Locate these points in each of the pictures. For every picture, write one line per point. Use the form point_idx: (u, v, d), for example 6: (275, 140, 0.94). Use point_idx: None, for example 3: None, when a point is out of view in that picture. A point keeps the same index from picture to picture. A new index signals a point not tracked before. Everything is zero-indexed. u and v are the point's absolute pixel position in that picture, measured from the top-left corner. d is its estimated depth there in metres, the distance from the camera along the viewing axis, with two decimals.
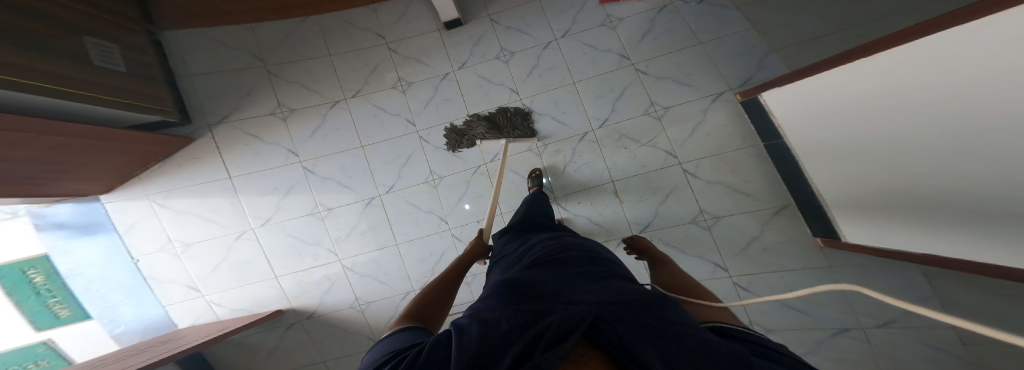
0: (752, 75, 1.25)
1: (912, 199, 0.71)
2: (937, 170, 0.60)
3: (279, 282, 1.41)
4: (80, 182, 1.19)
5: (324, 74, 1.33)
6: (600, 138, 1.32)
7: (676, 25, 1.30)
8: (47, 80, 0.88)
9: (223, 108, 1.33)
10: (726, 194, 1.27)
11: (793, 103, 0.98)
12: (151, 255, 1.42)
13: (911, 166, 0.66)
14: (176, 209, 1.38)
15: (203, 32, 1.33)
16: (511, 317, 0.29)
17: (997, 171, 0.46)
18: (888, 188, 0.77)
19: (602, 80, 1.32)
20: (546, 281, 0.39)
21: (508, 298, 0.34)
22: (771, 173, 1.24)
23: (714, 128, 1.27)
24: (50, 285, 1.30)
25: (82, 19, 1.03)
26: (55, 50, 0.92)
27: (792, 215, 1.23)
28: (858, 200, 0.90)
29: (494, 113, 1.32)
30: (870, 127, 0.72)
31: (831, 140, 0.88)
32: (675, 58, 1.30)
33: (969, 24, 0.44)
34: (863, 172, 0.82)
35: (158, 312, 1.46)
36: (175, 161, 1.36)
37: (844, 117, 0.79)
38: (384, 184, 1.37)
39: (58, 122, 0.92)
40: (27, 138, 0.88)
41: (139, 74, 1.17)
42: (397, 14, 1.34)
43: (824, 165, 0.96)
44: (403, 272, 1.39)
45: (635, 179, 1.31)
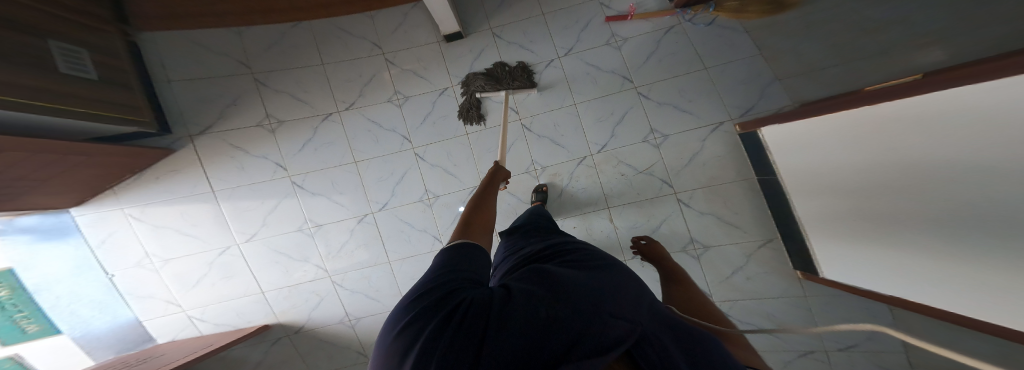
0: (753, 105, 1.25)
1: (894, 256, 0.72)
2: (928, 235, 0.60)
3: (265, 297, 1.35)
4: (47, 195, 1.11)
5: (316, 84, 1.26)
6: (598, 163, 1.30)
7: (683, 48, 1.28)
8: (10, 93, 0.81)
9: (206, 118, 1.25)
10: (715, 224, 1.28)
11: (790, 141, 0.98)
12: (128, 270, 1.34)
13: (902, 224, 0.66)
14: (154, 223, 1.31)
15: (184, 34, 1.23)
16: (543, 314, 0.25)
17: (993, 248, 0.46)
18: (870, 239, 0.78)
19: (603, 102, 1.29)
20: (579, 279, 0.35)
21: (539, 294, 0.30)
22: (759, 205, 1.25)
23: (711, 158, 1.27)
24: (16, 299, 1.22)
25: (49, 20, 0.95)
26: (18, 59, 0.84)
27: (777, 247, 1.24)
28: (831, 239, 0.94)
29: (491, 68, 1.27)
30: (862, 178, 0.72)
31: (821, 184, 0.88)
32: (680, 82, 1.28)
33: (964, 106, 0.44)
34: (846, 218, 0.84)
35: (129, 315, 1.39)
36: (154, 173, 1.28)
37: (838, 165, 0.79)
38: (377, 201, 1.32)
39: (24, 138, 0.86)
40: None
41: (112, 81, 1.08)
42: (394, 23, 1.26)
43: (812, 206, 0.98)
44: (395, 289, 1.35)
45: (629, 206, 1.30)
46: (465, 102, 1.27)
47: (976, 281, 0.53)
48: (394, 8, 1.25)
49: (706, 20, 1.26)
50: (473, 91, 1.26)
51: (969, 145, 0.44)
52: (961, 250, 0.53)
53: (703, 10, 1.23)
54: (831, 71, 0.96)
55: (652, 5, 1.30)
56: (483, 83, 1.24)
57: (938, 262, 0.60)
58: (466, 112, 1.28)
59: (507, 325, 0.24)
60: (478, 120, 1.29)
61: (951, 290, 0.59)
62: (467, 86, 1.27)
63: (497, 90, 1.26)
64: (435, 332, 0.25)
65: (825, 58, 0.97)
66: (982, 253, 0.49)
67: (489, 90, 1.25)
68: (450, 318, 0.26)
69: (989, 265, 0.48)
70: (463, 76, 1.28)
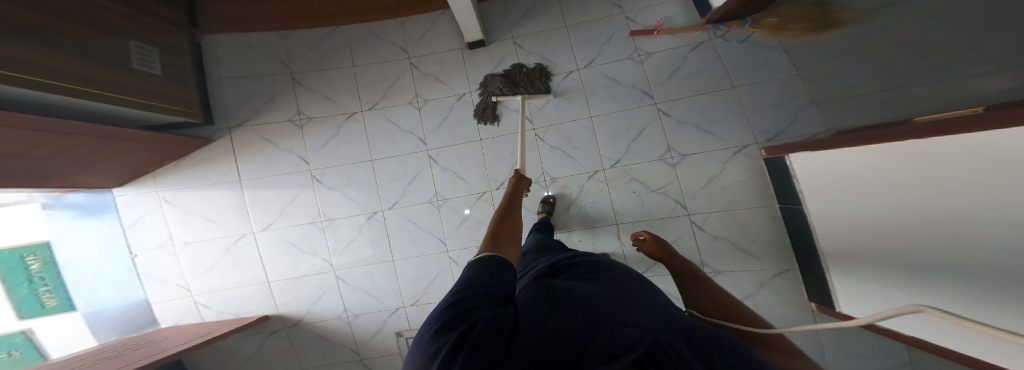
0: (782, 130, 1.24)
1: (908, 278, 0.68)
2: (943, 252, 0.57)
3: (270, 287, 1.35)
4: (94, 174, 1.22)
5: (345, 85, 1.34)
6: (610, 178, 1.30)
7: (710, 65, 1.30)
8: (81, 83, 0.94)
9: (245, 112, 1.36)
10: (727, 250, 1.24)
11: (817, 172, 0.96)
12: (149, 250, 1.39)
13: (921, 240, 0.62)
14: (183, 207, 1.38)
15: (240, 35, 1.37)
16: (560, 323, 0.27)
17: (1006, 257, 0.44)
18: (886, 262, 0.74)
19: (619, 117, 1.32)
20: (592, 293, 0.36)
21: (555, 303, 0.32)
22: (780, 234, 1.21)
23: (730, 183, 1.25)
24: (44, 273, 1.29)
25: (130, 23, 1.11)
26: (95, 54, 0.98)
27: (792, 278, 1.18)
28: (848, 265, 0.89)
29: (511, 69, 1.31)
30: (894, 188, 0.69)
31: (848, 204, 0.84)
32: (701, 101, 1.29)
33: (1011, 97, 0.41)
34: (866, 238, 0.79)
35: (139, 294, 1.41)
36: (190, 160, 1.38)
37: (873, 181, 0.75)
38: (387, 200, 1.35)
39: (84, 125, 0.99)
40: (57, 138, 0.96)
41: (173, 76, 1.22)
42: (423, 28, 1.34)
43: (831, 230, 0.94)
44: (395, 288, 1.32)
45: (639, 223, 1.29)
46: (484, 105, 1.33)
47: (986, 298, 0.50)
48: (424, 16, 1.33)
49: (741, 36, 1.30)
50: (490, 92, 1.31)
51: (1012, 133, 0.41)
52: (974, 262, 0.50)
53: (738, 26, 1.28)
54: (876, 97, 0.94)
55: (681, 20, 1.34)
56: (500, 83, 1.28)
57: (952, 280, 0.56)
58: (484, 114, 1.33)
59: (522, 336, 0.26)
60: (491, 121, 1.34)
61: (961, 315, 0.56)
62: (485, 86, 1.33)
63: (514, 94, 1.29)
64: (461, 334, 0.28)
65: (869, 82, 0.95)
66: (995, 259, 0.46)
67: (506, 93, 1.29)
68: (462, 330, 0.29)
69: (1001, 274, 0.46)
70: (484, 77, 1.32)
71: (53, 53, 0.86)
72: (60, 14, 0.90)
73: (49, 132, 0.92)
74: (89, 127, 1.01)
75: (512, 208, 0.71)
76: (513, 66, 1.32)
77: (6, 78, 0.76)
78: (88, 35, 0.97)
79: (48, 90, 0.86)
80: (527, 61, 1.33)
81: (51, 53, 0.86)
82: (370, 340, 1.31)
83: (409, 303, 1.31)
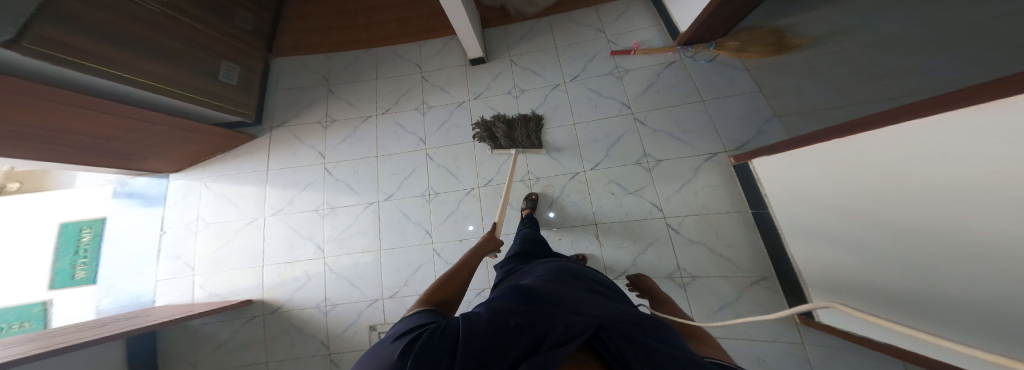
0: (749, 140, 1.19)
1: (921, 247, 0.55)
2: (935, 183, 0.48)
3: (263, 271, 1.40)
4: (160, 160, 1.47)
5: (367, 93, 1.59)
6: (590, 180, 1.25)
7: (681, 81, 1.31)
8: (177, 86, 1.25)
9: (286, 115, 1.63)
10: (704, 255, 1.09)
11: (795, 172, 0.91)
12: (176, 229, 1.54)
13: (915, 182, 0.53)
14: (215, 192, 1.57)
15: (300, 59, 1.74)
16: (517, 316, 0.31)
17: (991, 162, 0.38)
18: (883, 235, 0.63)
19: (601, 124, 1.31)
20: (554, 292, 0.40)
21: (518, 302, 0.35)
22: (756, 242, 1.08)
23: (703, 188, 1.16)
24: (89, 245, 1.48)
25: (227, 49, 1.49)
26: (192, 67, 1.31)
27: (771, 288, 1.02)
28: (849, 264, 0.76)
29: (516, 118, 1.37)
30: (878, 142, 0.62)
31: (834, 184, 0.75)
32: (676, 112, 1.27)
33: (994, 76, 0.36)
34: (855, 213, 0.70)
35: (149, 290, 1.46)
36: (234, 153, 1.62)
37: (854, 148, 0.68)
38: (385, 192, 1.43)
39: (166, 117, 1.26)
40: (144, 126, 1.24)
41: (244, 87, 1.55)
42: (435, 50, 1.61)
43: (816, 219, 0.85)
44: (377, 278, 1.31)
45: (616, 225, 1.18)
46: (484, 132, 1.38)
47: (987, 234, 0.40)
48: (437, 42, 1.62)
49: (708, 56, 1.32)
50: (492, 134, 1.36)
51: None
52: (963, 191, 0.43)
53: (704, 48, 1.31)
54: None
55: (657, 42, 1.39)
56: (502, 130, 1.33)
57: (949, 227, 0.47)
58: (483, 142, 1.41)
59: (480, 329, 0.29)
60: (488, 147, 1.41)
61: (979, 265, 0.44)
62: (488, 128, 1.38)
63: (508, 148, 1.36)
64: (426, 332, 0.31)
65: None
66: (980, 172, 0.40)
67: (502, 143, 1.35)
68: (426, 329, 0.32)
69: (986, 188, 0.39)
70: (485, 87, 1.47)
71: (160, 64, 1.19)
72: (171, 38, 1.24)
73: (134, 118, 1.19)
74: (171, 120, 1.28)
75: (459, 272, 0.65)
76: (519, 115, 1.37)
77: (107, 74, 1.04)
78: (193, 55, 1.32)
79: (148, 89, 1.16)
80: (513, 69, 1.47)
81: (153, 64, 1.17)
82: (343, 333, 1.26)
83: (388, 295, 1.29)
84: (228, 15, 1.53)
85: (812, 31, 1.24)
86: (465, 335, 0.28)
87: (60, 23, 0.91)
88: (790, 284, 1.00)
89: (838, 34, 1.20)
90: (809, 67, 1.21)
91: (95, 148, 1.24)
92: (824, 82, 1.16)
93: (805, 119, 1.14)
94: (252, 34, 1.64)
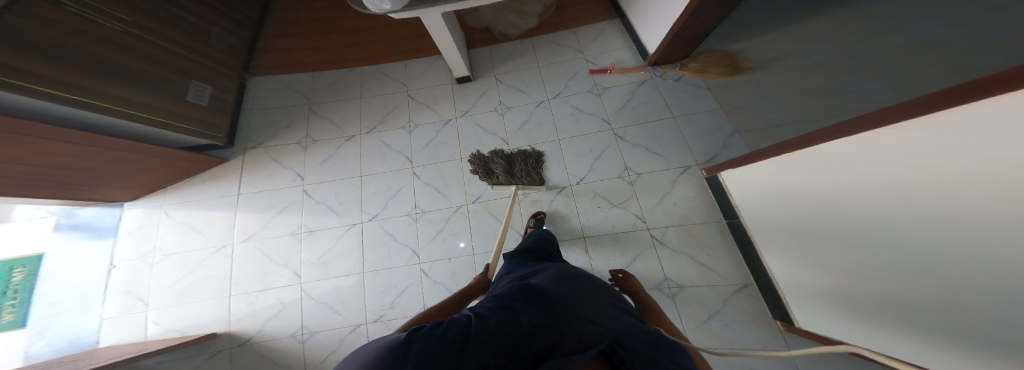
0: (717, 154, 1.27)
1: (891, 250, 0.59)
2: (905, 188, 0.51)
3: (230, 301, 1.30)
4: (115, 188, 1.35)
5: (350, 112, 1.56)
6: (576, 194, 1.27)
7: (654, 98, 1.39)
8: (138, 109, 1.17)
9: (262, 136, 1.56)
10: (688, 265, 1.12)
11: (760, 181, 0.97)
12: (129, 262, 1.40)
13: (886, 191, 0.56)
14: (178, 220, 1.45)
15: (277, 78, 1.70)
16: (533, 317, 0.33)
17: (956, 173, 0.41)
18: (855, 240, 0.67)
19: (583, 140, 1.35)
20: (564, 292, 0.42)
21: (529, 301, 0.37)
22: (733, 250, 1.13)
23: (681, 199, 1.21)
24: (20, 285, 1.30)
25: (197, 67, 1.42)
26: (157, 87, 1.23)
27: (753, 294, 1.07)
28: (820, 269, 0.81)
29: (516, 153, 1.34)
30: (837, 155, 0.67)
31: (800, 195, 0.81)
32: (652, 127, 1.34)
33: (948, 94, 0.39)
34: (826, 219, 0.74)
35: (93, 329, 1.29)
36: (201, 177, 1.51)
37: (814, 161, 0.74)
38: (369, 212, 1.38)
39: (124, 142, 1.17)
40: (96, 151, 1.13)
41: (215, 108, 1.48)
42: (421, 68, 1.62)
43: (784, 228, 0.90)
44: (360, 302, 1.25)
45: (603, 237, 1.20)
46: (483, 164, 1.34)
47: (962, 238, 0.43)
48: (423, 61, 1.64)
49: (675, 76, 1.43)
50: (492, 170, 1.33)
51: None
52: (935, 199, 0.46)
53: (671, 68, 1.41)
54: None
55: (630, 62, 1.49)
56: (503, 165, 1.29)
57: (925, 233, 0.50)
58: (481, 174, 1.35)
59: (500, 324, 0.31)
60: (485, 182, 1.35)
61: (957, 270, 0.46)
62: (486, 163, 1.35)
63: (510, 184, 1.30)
64: (444, 324, 0.33)
65: None
66: (948, 182, 0.43)
67: (502, 179, 1.29)
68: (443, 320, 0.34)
69: (958, 197, 0.41)
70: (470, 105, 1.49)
71: (121, 85, 1.11)
72: (136, 59, 1.17)
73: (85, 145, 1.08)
74: (128, 145, 1.19)
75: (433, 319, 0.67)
76: (519, 150, 1.35)
77: (57, 97, 0.95)
78: (160, 75, 1.24)
79: (103, 112, 1.07)
80: (496, 87, 1.50)
81: (113, 86, 1.09)
82: (321, 364, 1.17)
83: (373, 319, 1.22)
84: (203, 35, 1.47)
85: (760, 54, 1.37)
86: (485, 332, 0.30)
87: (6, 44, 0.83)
88: (767, 291, 1.04)
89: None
90: (761, 87, 1.32)
91: (40, 178, 1.11)
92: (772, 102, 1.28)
93: (762, 135, 1.24)
94: (226, 53, 1.58)
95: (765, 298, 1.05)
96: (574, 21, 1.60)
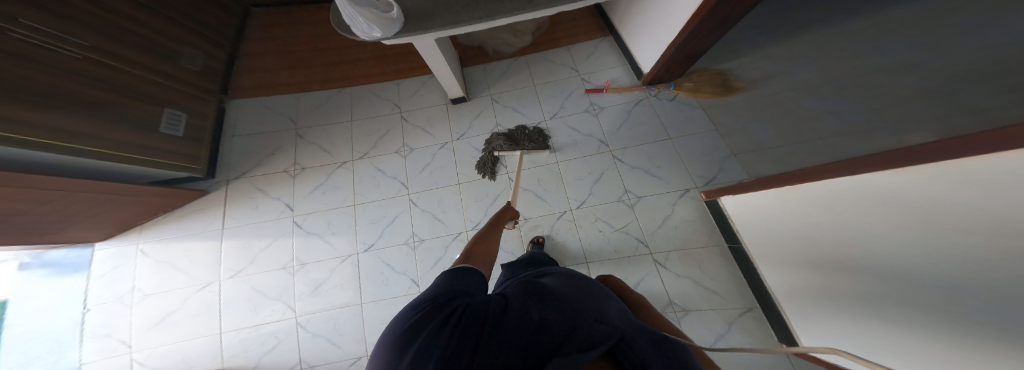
0: (715, 176, 1.27)
1: (895, 298, 0.60)
2: (914, 249, 0.52)
3: (220, 340, 1.23)
4: (83, 230, 1.25)
5: (341, 137, 1.49)
6: (577, 218, 1.26)
7: (650, 119, 1.39)
8: (105, 145, 1.08)
9: (245, 165, 1.48)
10: (692, 288, 1.13)
11: (762, 209, 0.99)
12: (105, 304, 1.31)
13: (895, 248, 0.56)
14: (157, 258, 1.36)
15: (259, 102, 1.61)
16: (537, 320, 0.28)
17: (970, 247, 0.41)
18: (863, 282, 0.67)
19: (582, 162, 1.34)
20: (568, 297, 0.37)
21: (533, 305, 0.33)
22: (734, 273, 1.14)
23: (682, 222, 1.22)
24: None
25: (169, 93, 1.31)
26: (121, 117, 1.12)
27: (757, 317, 1.08)
28: (817, 293, 0.83)
29: (514, 130, 1.39)
30: (842, 196, 0.68)
31: (804, 229, 0.83)
32: (649, 149, 1.33)
33: (967, 168, 0.39)
34: (832, 254, 0.75)
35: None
36: (181, 212, 1.42)
37: (821, 201, 0.75)
38: (364, 241, 1.33)
39: (91, 182, 1.08)
40: (60, 194, 1.04)
41: (192, 137, 1.38)
42: (413, 89, 1.56)
43: (785, 254, 0.93)
44: (360, 334, 1.21)
45: (607, 263, 1.19)
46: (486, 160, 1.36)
47: (967, 308, 0.44)
48: (415, 81, 1.58)
49: (669, 96, 1.42)
50: (493, 148, 1.35)
51: None
52: (947, 265, 0.46)
53: (666, 88, 1.41)
54: None
55: (625, 81, 1.48)
56: (502, 141, 1.34)
57: (934, 293, 0.50)
58: (487, 171, 1.36)
59: (498, 335, 0.26)
60: (489, 175, 1.37)
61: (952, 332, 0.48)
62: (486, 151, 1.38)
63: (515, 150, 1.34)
64: (442, 331, 0.29)
65: None
66: (960, 254, 0.43)
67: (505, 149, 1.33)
68: (439, 328, 0.30)
69: (971, 270, 0.42)
70: (466, 127, 1.45)
71: (89, 120, 1.02)
72: (94, 87, 1.05)
73: (45, 189, 0.99)
74: (97, 185, 1.10)
75: (492, 233, 0.78)
76: (517, 127, 1.41)
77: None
78: (128, 104, 1.14)
79: (64, 152, 0.98)
80: (491, 108, 1.47)
81: (70, 118, 0.97)
82: None
83: None
84: (175, 57, 1.36)
85: (751, 74, 1.39)
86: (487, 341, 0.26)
87: None
88: (770, 313, 1.05)
89: (770, 78, 1.36)
90: (751, 107, 1.34)
91: None
92: (763, 122, 1.31)
93: (757, 157, 1.26)
94: (201, 74, 1.48)
95: (771, 321, 1.06)
96: (567, 38, 1.58)
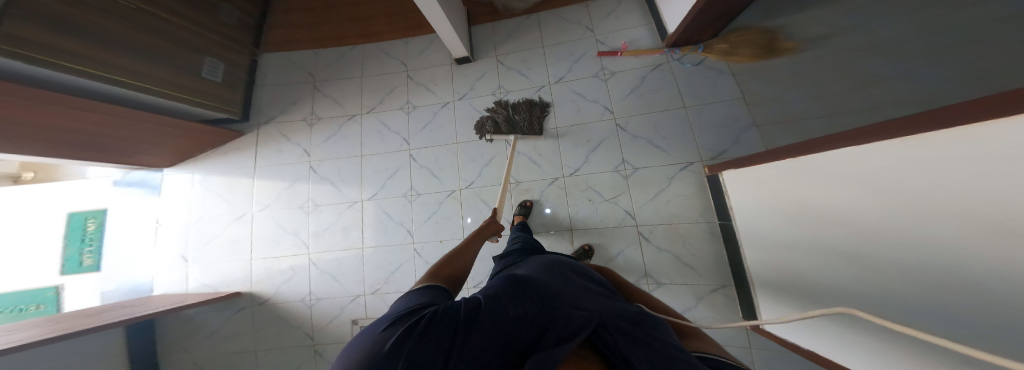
0: (726, 149, 1.15)
1: (869, 283, 0.53)
2: (899, 223, 0.44)
3: (250, 265, 1.46)
4: (153, 156, 1.51)
5: (353, 91, 1.56)
6: (568, 185, 1.23)
7: (665, 85, 1.25)
8: (161, 85, 1.26)
9: (272, 112, 1.63)
10: (671, 264, 1.09)
11: (761, 191, 0.88)
12: (169, 223, 1.59)
13: (880, 224, 0.49)
14: (206, 187, 1.61)
15: (285, 53, 1.72)
16: (518, 310, 0.32)
17: (968, 229, 0.33)
18: (840, 267, 0.59)
19: (582, 129, 1.27)
20: (550, 283, 0.42)
21: (516, 293, 0.36)
22: (721, 252, 1.07)
23: (675, 197, 1.13)
24: (94, 235, 1.54)
25: (208, 42, 1.45)
26: (169, 61, 1.28)
27: (729, 294, 1.04)
28: (792, 280, 0.77)
29: (518, 102, 1.34)
30: (839, 166, 0.58)
31: (796, 208, 0.73)
32: (655, 118, 1.22)
33: (984, 133, 0.31)
34: (813, 234, 0.66)
35: (145, 280, 1.53)
36: (222, 150, 1.63)
37: (814, 172, 0.66)
38: (369, 191, 1.44)
39: (149, 116, 1.27)
40: (128, 123, 1.24)
41: (228, 83, 1.54)
42: (421, 47, 1.56)
43: (772, 236, 0.83)
44: (359, 275, 1.35)
45: (591, 232, 1.17)
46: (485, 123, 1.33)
47: (956, 296, 0.37)
48: (424, 38, 1.57)
49: (696, 59, 1.26)
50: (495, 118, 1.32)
51: None
52: (936, 247, 0.39)
53: (692, 50, 1.25)
54: None
55: (646, 42, 1.32)
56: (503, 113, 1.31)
57: (912, 277, 0.44)
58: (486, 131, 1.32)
59: (482, 325, 0.30)
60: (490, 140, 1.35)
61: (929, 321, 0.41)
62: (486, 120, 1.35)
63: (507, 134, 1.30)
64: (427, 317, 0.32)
65: None
66: (954, 234, 0.36)
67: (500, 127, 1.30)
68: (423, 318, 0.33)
69: (965, 253, 0.34)
70: (468, 87, 1.43)
71: (143, 62, 1.19)
72: (141, 32, 1.20)
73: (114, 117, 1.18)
74: (154, 118, 1.29)
75: (467, 248, 0.78)
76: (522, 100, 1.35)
77: (69, 69, 1.00)
78: (174, 51, 1.30)
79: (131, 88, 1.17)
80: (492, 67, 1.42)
81: (113, 55, 1.10)
82: (327, 324, 1.33)
83: (370, 291, 1.34)
84: (210, 9, 1.48)
85: (807, 34, 1.14)
86: (470, 331, 0.29)
87: (30, 20, 0.90)
88: (744, 293, 1.01)
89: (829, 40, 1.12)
90: (795, 73, 1.14)
91: (86, 145, 1.26)
92: (801, 92, 1.12)
93: (782, 131, 1.10)
94: (236, 27, 1.61)
95: (740, 300, 1.02)
96: None
